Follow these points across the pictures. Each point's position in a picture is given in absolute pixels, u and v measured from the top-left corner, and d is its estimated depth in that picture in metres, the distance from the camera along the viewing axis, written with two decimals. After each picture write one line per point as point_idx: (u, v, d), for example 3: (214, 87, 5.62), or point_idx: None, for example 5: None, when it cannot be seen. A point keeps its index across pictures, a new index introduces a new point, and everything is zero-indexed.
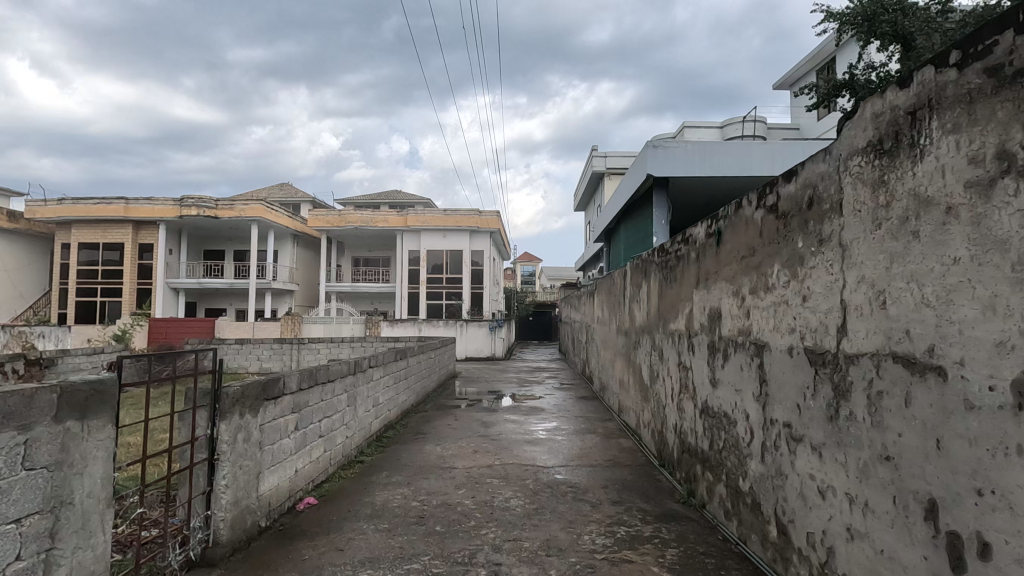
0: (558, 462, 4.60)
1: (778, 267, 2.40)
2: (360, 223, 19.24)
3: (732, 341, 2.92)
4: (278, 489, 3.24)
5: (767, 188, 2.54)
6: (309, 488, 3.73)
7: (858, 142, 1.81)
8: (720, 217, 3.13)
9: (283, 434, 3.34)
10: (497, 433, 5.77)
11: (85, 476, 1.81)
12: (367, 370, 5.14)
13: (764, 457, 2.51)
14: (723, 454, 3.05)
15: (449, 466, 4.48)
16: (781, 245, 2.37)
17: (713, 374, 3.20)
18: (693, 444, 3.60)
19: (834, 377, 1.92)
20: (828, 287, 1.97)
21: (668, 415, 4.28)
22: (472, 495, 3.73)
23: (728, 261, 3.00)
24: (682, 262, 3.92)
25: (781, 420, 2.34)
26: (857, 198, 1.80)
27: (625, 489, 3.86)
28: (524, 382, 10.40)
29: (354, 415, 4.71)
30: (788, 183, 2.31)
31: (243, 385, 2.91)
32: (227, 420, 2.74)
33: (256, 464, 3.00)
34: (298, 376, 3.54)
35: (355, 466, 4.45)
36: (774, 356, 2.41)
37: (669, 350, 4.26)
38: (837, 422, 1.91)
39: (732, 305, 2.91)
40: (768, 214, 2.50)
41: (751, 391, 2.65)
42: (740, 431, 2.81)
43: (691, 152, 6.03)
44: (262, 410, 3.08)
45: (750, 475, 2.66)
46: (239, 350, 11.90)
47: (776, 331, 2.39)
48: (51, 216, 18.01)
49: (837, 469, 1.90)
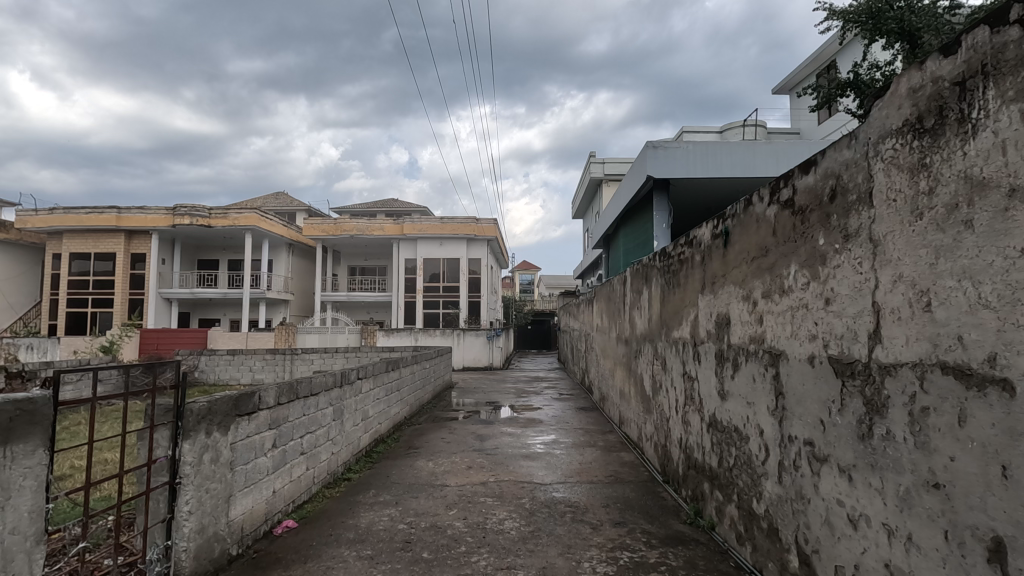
0: (556, 479, 4.35)
1: (795, 268, 2.17)
2: (356, 231, 19.02)
3: (743, 350, 2.70)
4: (251, 513, 2.99)
5: (780, 180, 2.32)
6: (290, 510, 3.47)
7: (890, 123, 1.59)
8: (728, 216, 2.92)
9: (258, 453, 3.09)
10: (493, 447, 5.52)
11: (7, 509, 1.58)
12: (356, 381, 4.90)
13: (781, 478, 2.27)
14: (734, 472, 2.81)
15: (441, 483, 4.23)
16: (798, 243, 2.14)
17: (722, 386, 2.98)
18: (700, 460, 3.36)
19: (866, 391, 1.69)
20: (856, 288, 1.75)
21: (673, 429, 4.03)
22: (463, 517, 3.47)
23: (737, 263, 2.77)
24: (686, 266, 3.70)
25: (801, 437, 2.11)
26: (891, 185, 1.58)
27: (628, 509, 3.60)
28: (522, 392, 10.15)
29: (340, 430, 4.46)
30: (806, 174, 2.09)
31: (211, 400, 2.67)
32: (190, 439, 2.49)
33: (227, 487, 2.75)
34: (276, 391, 3.30)
35: (341, 485, 4.19)
36: (792, 366, 2.18)
37: (673, 359, 4.03)
38: (870, 442, 1.68)
39: (743, 310, 2.67)
40: (782, 210, 2.28)
41: (766, 405, 2.42)
42: (753, 447, 2.58)
43: (693, 152, 5.82)
44: (233, 427, 2.83)
45: (765, 496, 2.43)
46: (231, 361, 11.68)
47: (795, 338, 2.16)
48: (42, 225, 17.84)
49: (872, 496, 1.67)
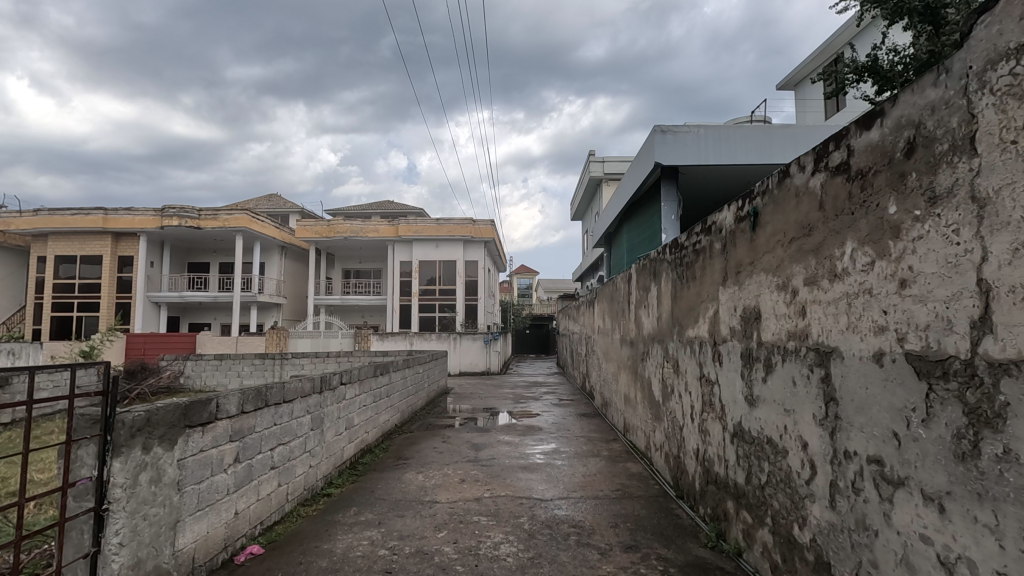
0: (557, 494, 3.93)
1: (850, 247, 1.78)
2: (350, 233, 18.61)
3: (779, 348, 2.30)
4: (206, 541, 2.57)
5: (829, 143, 1.93)
6: (257, 532, 3.05)
7: (1005, 43, 1.22)
8: (757, 193, 2.54)
9: (215, 469, 2.67)
10: (489, 457, 5.12)
11: None
12: (339, 387, 4.50)
13: (834, 502, 1.87)
14: (767, 491, 2.41)
15: (430, 499, 3.82)
16: (855, 215, 1.75)
17: (750, 391, 2.58)
18: (723, 475, 2.95)
19: (968, 396, 1.29)
20: (947, 264, 1.36)
21: (687, 439, 3.62)
22: (454, 540, 3.05)
23: (770, 246, 2.38)
24: (703, 256, 3.31)
25: (863, 453, 1.71)
26: (1007, 122, 1.20)
27: (640, 530, 3.20)
28: (520, 397, 9.74)
29: (320, 440, 4.05)
30: (866, 131, 1.71)
31: (152, 407, 2.26)
32: (122, 457, 2.08)
33: (172, 512, 2.33)
34: (239, 397, 2.88)
35: (320, 502, 3.78)
36: (848, 366, 1.79)
37: (687, 362, 3.63)
38: (974, 464, 1.28)
39: (779, 302, 2.28)
40: (833, 177, 1.89)
41: (811, 413, 2.02)
42: (792, 463, 2.18)
43: (706, 137, 5.45)
44: (182, 440, 2.42)
45: (810, 523, 2.03)
46: (217, 367, 11.23)
47: (853, 332, 1.76)
48: (28, 227, 17.50)
49: (983, 535, 1.26)
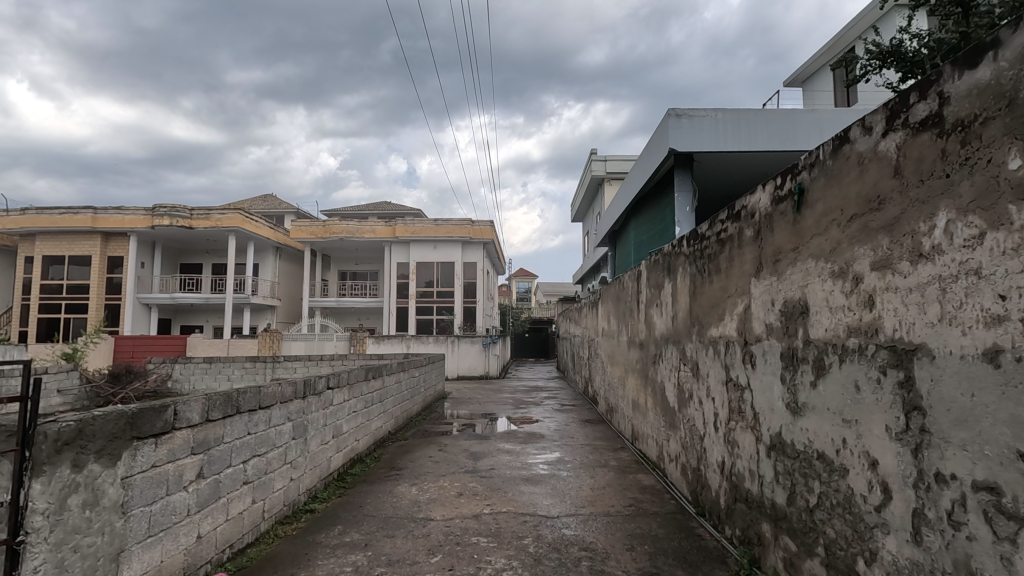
0: (564, 510, 3.55)
1: (942, 218, 1.43)
2: (347, 233, 18.26)
3: (833, 346, 1.94)
4: (159, 570, 2.20)
5: (909, 94, 1.59)
6: (225, 558, 2.67)
7: None
8: (802, 167, 2.19)
9: (172, 488, 2.30)
10: (488, 467, 4.75)
11: None
12: (325, 392, 4.11)
13: (920, 536, 1.51)
14: (818, 516, 2.04)
15: (424, 516, 3.44)
16: (953, 178, 1.40)
17: (794, 398, 2.22)
18: (756, 493, 2.58)
19: None
20: None
21: (710, 452, 3.24)
22: (450, 567, 2.67)
23: (823, 226, 2.02)
24: (730, 245, 2.96)
25: (966, 478, 1.35)
26: None
27: (659, 554, 2.82)
28: (520, 402, 9.39)
29: (303, 451, 3.68)
30: (973, 70, 1.35)
31: (87, 416, 1.89)
32: (44, 478, 1.70)
33: (114, 541, 1.97)
34: (203, 403, 2.52)
35: (301, 519, 3.40)
36: (943, 366, 1.43)
37: (709, 365, 3.26)
38: None
39: (837, 291, 1.91)
40: (918, 134, 1.53)
41: (883, 424, 1.67)
42: (854, 484, 1.82)
43: (724, 123, 5.11)
44: (129, 455, 2.06)
45: (882, 559, 1.67)
46: (206, 370, 10.85)
47: (950, 325, 1.40)
48: (16, 227, 17.17)
49: None
